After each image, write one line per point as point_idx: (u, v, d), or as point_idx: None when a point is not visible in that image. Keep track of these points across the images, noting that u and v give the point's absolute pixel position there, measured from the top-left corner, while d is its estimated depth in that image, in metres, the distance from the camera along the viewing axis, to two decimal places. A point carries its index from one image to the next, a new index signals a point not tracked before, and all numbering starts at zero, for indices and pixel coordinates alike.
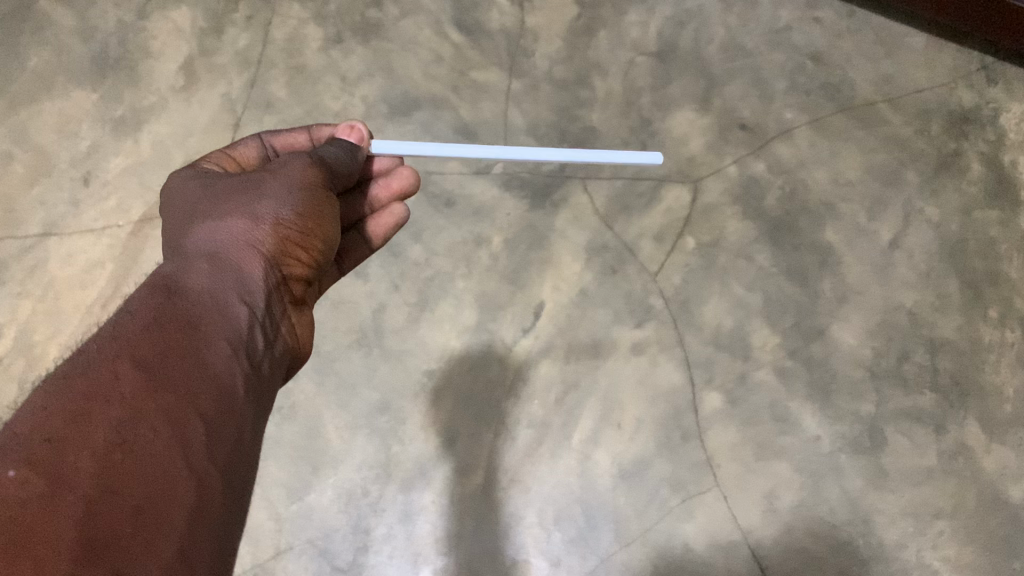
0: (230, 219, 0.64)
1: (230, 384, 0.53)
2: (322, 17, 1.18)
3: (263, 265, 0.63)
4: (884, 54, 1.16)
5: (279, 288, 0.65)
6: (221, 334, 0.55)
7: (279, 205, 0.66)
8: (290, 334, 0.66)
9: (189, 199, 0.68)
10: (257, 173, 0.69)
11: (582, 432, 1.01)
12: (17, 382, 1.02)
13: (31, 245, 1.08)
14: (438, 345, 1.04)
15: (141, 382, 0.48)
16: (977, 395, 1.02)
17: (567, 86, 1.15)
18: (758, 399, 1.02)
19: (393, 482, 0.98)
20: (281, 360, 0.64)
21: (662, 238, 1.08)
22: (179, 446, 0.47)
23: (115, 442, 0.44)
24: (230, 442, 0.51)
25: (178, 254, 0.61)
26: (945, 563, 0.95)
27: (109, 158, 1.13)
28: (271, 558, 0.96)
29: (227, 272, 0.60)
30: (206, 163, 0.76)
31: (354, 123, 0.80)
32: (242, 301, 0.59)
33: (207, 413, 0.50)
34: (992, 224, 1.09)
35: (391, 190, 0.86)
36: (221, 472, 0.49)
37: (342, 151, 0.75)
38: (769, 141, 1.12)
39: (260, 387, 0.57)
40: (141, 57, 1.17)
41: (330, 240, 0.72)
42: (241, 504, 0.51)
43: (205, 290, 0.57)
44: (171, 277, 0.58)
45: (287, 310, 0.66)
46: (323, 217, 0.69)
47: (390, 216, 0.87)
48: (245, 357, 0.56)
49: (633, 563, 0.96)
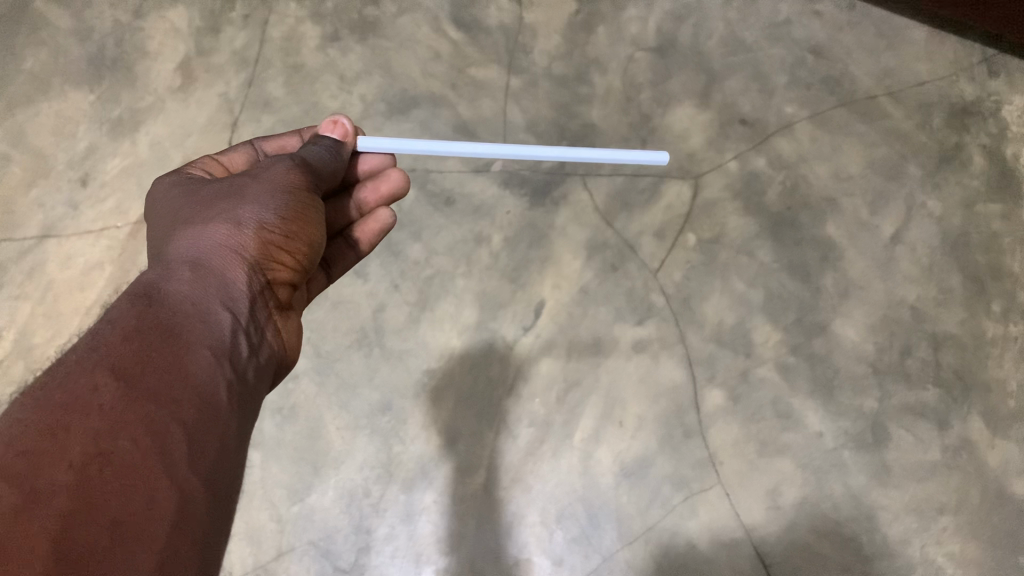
0: (212, 223, 0.64)
1: (212, 392, 0.53)
2: (319, 16, 1.17)
3: (246, 270, 0.63)
4: (885, 47, 1.16)
5: (264, 293, 0.65)
6: (203, 340, 0.55)
7: (262, 210, 0.66)
8: (275, 338, 0.66)
9: (173, 205, 0.68)
10: (241, 178, 0.69)
11: (584, 431, 1.00)
12: (16, 386, 1.01)
13: (30, 248, 1.08)
14: (439, 345, 1.03)
15: (120, 393, 0.48)
16: (981, 389, 1.01)
17: (566, 83, 1.14)
18: (761, 396, 1.02)
19: (395, 482, 0.98)
20: (267, 365, 0.63)
21: (663, 235, 1.08)
22: (160, 457, 0.47)
23: (93, 452, 0.44)
24: (212, 451, 0.51)
25: (159, 260, 0.61)
26: (950, 559, 0.95)
27: (107, 159, 1.12)
28: (273, 560, 0.95)
29: (209, 277, 0.60)
30: (192, 167, 0.76)
31: (337, 117, 0.78)
32: (224, 307, 0.59)
33: (189, 422, 0.50)
34: (995, 218, 1.08)
35: (380, 193, 0.86)
36: (204, 482, 0.49)
37: (326, 151, 0.75)
38: (770, 136, 1.12)
39: (244, 394, 0.57)
40: (138, 58, 1.17)
41: (315, 243, 0.71)
42: (224, 513, 0.51)
43: (186, 296, 0.57)
44: (152, 285, 0.57)
45: (272, 315, 0.66)
46: (308, 220, 0.69)
47: (376, 221, 0.87)
48: (228, 364, 0.56)
49: (636, 561, 0.95)
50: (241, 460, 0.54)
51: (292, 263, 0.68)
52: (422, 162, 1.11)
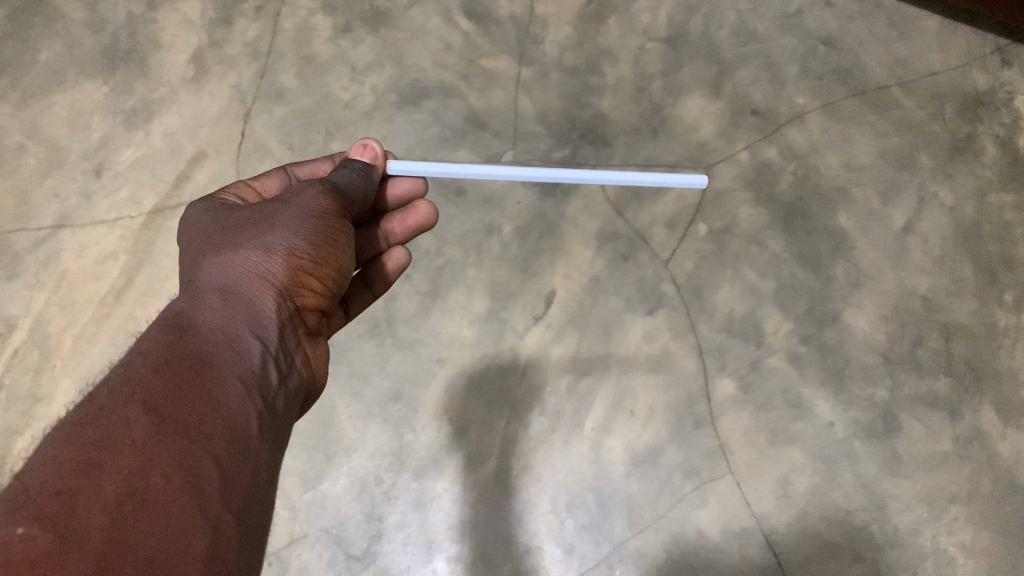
0: (242, 251, 0.63)
1: (243, 424, 0.52)
2: (330, 7, 1.18)
3: (275, 297, 0.62)
4: (897, 37, 1.16)
5: (293, 320, 0.64)
6: (234, 372, 0.54)
7: (293, 235, 0.65)
8: (304, 365, 0.66)
9: (204, 231, 0.68)
10: (271, 203, 0.69)
11: (594, 420, 1.01)
12: (31, 374, 1.02)
13: (45, 238, 1.09)
14: (450, 334, 1.04)
15: (152, 428, 0.48)
16: (992, 379, 1.01)
17: (577, 74, 1.14)
18: (771, 385, 1.02)
19: (407, 470, 0.98)
20: (296, 393, 0.63)
21: (674, 225, 1.08)
22: (191, 493, 0.46)
23: (125, 492, 0.44)
24: (244, 484, 0.50)
25: (189, 289, 0.61)
26: (961, 548, 0.95)
27: (121, 150, 1.13)
28: (285, 546, 0.96)
29: (239, 306, 0.60)
30: (225, 193, 0.76)
31: (367, 140, 0.79)
32: (254, 335, 0.59)
33: (221, 455, 0.50)
34: (1008, 208, 1.08)
35: (406, 225, 0.86)
36: (236, 518, 0.48)
37: (357, 173, 0.75)
38: (781, 126, 1.12)
39: (276, 426, 0.57)
40: (150, 50, 1.17)
41: (345, 267, 0.71)
42: (257, 547, 0.50)
43: (216, 326, 0.57)
44: (182, 314, 0.57)
45: (301, 341, 0.65)
46: (337, 245, 0.68)
47: (390, 260, 0.87)
48: (259, 396, 0.55)
49: (647, 549, 0.95)
50: (273, 493, 0.54)
51: (322, 287, 0.68)
52: (433, 152, 1.11)
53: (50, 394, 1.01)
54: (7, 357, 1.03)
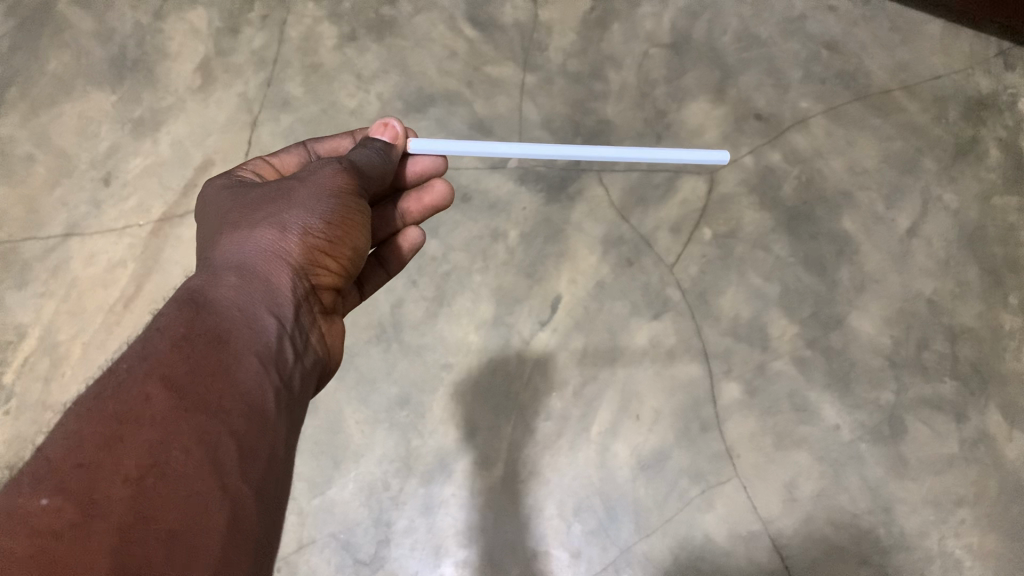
0: (258, 229, 0.63)
1: (261, 400, 0.52)
2: (336, 16, 1.19)
3: (291, 276, 0.62)
4: (900, 41, 1.16)
5: (308, 298, 0.64)
6: (250, 348, 0.55)
7: (308, 214, 0.65)
8: (320, 343, 0.66)
9: (221, 209, 0.69)
10: (287, 181, 0.69)
11: (601, 424, 1.01)
12: (41, 382, 1.03)
13: (53, 246, 1.09)
14: (457, 340, 1.04)
15: (172, 402, 0.48)
16: (997, 381, 1.01)
17: (581, 80, 1.15)
18: (778, 389, 1.02)
19: (414, 475, 0.99)
20: (313, 370, 0.63)
21: (679, 230, 1.08)
22: (212, 466, 0.47)
23: (147, 464, 0.44)
24: (264, 457, 0.50)
25: (206, 267, 0.61)
26: (968, 551, 0.95)
27: (129, 159, 1.14)
28: (294, 552, 0.96)
29: (255, 284, 0.60)
30: (243, 170, 0.77)
31: (387, 120, 0.79)
32: (270, 312, 0.59)
33: (239, 428, 0.50)
34: (1012, 210, 1.08)
35: (423, 204, 0.86)
36: (257, 491, 0.49)
37: (376, 153, 0.74)
38: (785, 131, 1.12)
39: (292, 401, 0.57)
40: (158, 59, 1.18)
41: (360, 246, 0.71)
42: (277, 519, 0.51)
43: (233, 303, 0.57)
44: (199, 290, 0.57)
45: (317, 319, 0.66)
46: (353, 224, 0.68)
47: (406, 240, 0.87)
48: (276, 371, 0.55)
49: (654, 553, 0.96)
50: (290, 468, 0.54)
51: (337, 266, 0.68)
52: None
53: (59, 401, 1.02)
54: (17, 364, 1.04)
